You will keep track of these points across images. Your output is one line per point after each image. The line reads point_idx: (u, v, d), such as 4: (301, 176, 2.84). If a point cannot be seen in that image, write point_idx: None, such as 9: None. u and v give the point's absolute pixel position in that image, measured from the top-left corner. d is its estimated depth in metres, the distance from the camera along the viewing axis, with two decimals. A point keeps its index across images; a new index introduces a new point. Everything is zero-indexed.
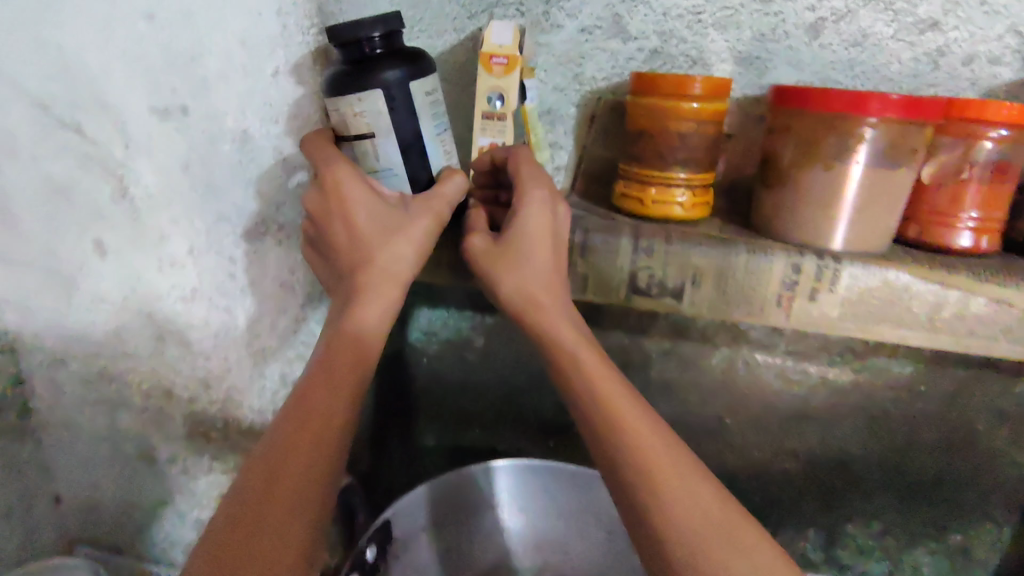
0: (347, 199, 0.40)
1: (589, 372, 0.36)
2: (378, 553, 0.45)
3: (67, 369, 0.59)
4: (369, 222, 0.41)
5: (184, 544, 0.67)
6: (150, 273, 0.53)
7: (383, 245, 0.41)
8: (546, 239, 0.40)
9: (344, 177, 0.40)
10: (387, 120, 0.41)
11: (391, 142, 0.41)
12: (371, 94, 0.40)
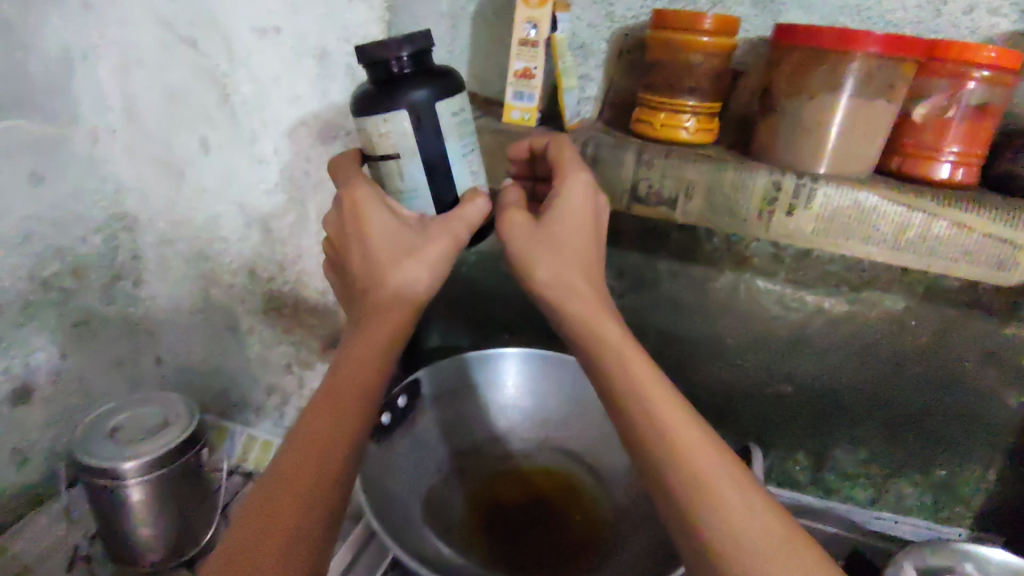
0: (366, 217, 0.45)
1: (638, 379, 0.38)
2: (409, 403, 0.56)
3: (174, 248, 0.72)
4: (390, 240, 0.44)
5: (255, 407, 0.80)
6: (242, 168, 0.65)
7: (401, 262, 0.44)
8: (585, 221, 0.44)
9: (365, 203, 0.45)
10: (413, 140, 0.44)
11: (415, 160, 0.44)
12: (394, 114, 0.43)
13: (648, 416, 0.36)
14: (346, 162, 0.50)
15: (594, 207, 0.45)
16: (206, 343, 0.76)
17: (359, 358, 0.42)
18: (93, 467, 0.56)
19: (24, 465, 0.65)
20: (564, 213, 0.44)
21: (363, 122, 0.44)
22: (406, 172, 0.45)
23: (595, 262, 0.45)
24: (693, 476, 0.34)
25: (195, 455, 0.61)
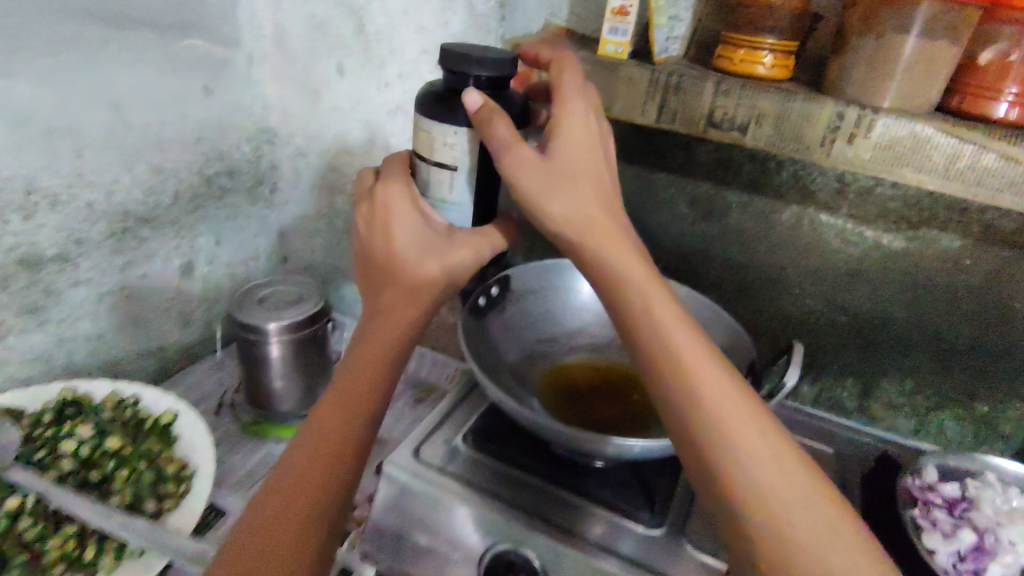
0: (392, 212, 0.49)
1: (686, 364, 0.38)
2: (501, 293, 0.67)
3: (306, 160, 0.84)
4: (412, 245, 0.49)
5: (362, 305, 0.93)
6: (370, 90, 0.76)
7: (417, 258, 0.49)
8: (587, 153, 0.45)
9: (392, 198, 0.49)
10: (472, 162, 0.49)
11: (467, 178, 0.50)
12: (463, 130, 0.48)
13: (673, 358, 0.39)
14: (396, 157, 0.54)
15: (596, 133, 0.46)
16: (326, 246, 0.90)
17: (383, 333, 0.50)
18: (246, 324, 0.69)
19: (186, 328, 0.81)
20: (568, 145, 0.44)
21: (425, 125, 0.49)
22: (455, 184, 0.50)
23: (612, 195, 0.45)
24: (710, 418, 0.37)
25: (322, 327, 0.73)
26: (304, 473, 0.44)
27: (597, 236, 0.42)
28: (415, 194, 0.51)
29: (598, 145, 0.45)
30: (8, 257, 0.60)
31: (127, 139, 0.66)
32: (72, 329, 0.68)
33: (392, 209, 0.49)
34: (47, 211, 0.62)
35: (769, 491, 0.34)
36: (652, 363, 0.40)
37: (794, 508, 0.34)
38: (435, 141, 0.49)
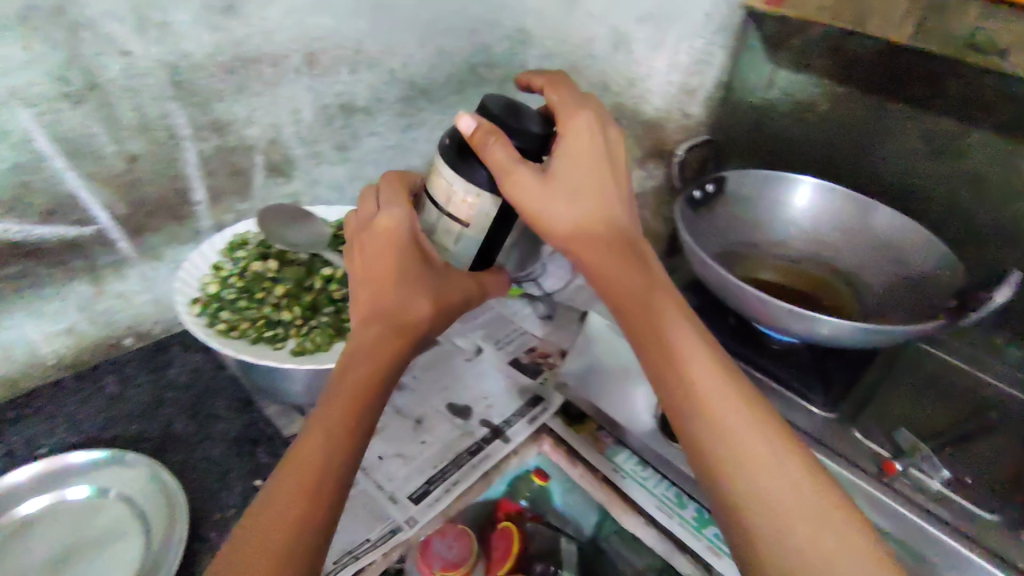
0: (388, 241, 0.53)
1: (706, 399, 0.41)
2: (714, 191, 0.73)
3: (550, 62, 0.95)
4: (398, 273, 0.52)
5: None
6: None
7: (407, 299, 0.52)
8: (586, 176, 0.49)
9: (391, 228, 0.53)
10: (485, 224, 0.52)
11: (476, 235, 0.53)
12: (484, 195, 0.50)
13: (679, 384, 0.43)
14: (387, 183, 0.57)
15: (601, 151, 0.49)
16: None
17: (370, 360, 0.49)
18: None
19: None
20: (573, 168, 0.48)
21: (443, 173, 0.51)
22: (462, 238, 0.53)
23: (617, 207, 0.50)
24: (719, 439, 0.40)
25: None
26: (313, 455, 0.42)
27: (601, 249, 0.48)
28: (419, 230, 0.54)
29: (604, 164, 0.49)
30: (335, 101, 0.78)
31: (425, 20, 0.81)
32: (359, 170, 0.86)
33: (389, 244, 0.53)
34: (364, 70, 0.78)
35: (794, 519, 0.37)
36: (654, 383, 0.44)
37: (813, 510, 0.37)
38: (455, 197, 0.51)
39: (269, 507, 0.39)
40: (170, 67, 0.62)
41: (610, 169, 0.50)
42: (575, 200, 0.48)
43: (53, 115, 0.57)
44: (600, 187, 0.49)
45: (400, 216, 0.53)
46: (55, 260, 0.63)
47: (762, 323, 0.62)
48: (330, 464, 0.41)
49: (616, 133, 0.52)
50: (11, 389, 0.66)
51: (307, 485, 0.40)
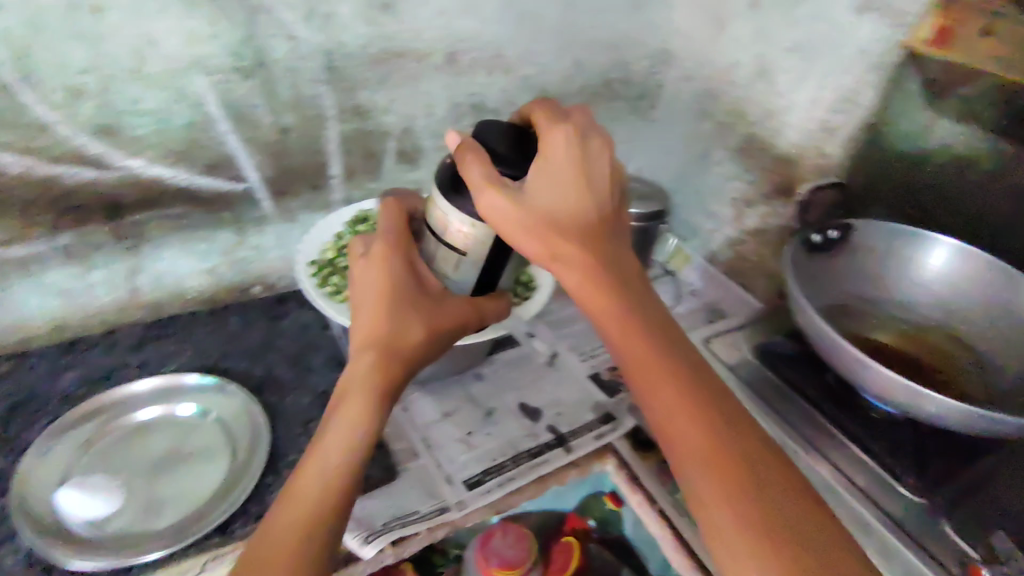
0: (385, 269, 0.54)
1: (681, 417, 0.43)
2: (839, 239, 0.68)
3: (690, 84, 0.95)
4: (393, 297, 0.53)
5: (692, 227, 1.04)
6: (775, 27, 0.81)
7: (402, 322, 0.52)
8: (564, 189, 0.48)
9: (390, 257, 0.54)
10: (482, 254, 0.53)
11: (475, 263, 0.54)
12: (481, 227, 0.51)
13: (653, 401, 0.44)
14: (386, 215, 0.58)
15: (578, 164, 0.49)
16: (681, 165, 1.01)
17: (364, 385, 0.50)
18: None
19: None
20: (554, 187, 0.48)
21: (439, 205, 0.52)
22: (461, 265, 0.55)
23: (595, 224, 0.50)
24: (691, 456, 0.41)
25: (654, 227, 0.86)
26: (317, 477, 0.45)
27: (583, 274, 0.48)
28: (415, 258, 0.55)
29: (580, 179, 0.49)
30: (469, 100, 0.82)
31: (568, 32, 0.85)
32: None
33: (386, 271, 0.54)
34: (500, 74, 0.83)
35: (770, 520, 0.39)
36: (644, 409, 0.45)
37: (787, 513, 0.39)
38: (454, 226, 0.52)
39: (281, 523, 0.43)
40: (327, 53, 0.69)
41: (586, 183, 0.50)
42: (552, 216, 0.48)
43: (226, 84, 0.66)
44: (577, 205, 0.49)
45: (393, 245, 0.55)
46: (208, 208, 0.72)
47: (865, 391, 0.57)
48: (333, 484, 0.45)
49: (600, 142, 0.51)
50: (158, 313, 0.77)
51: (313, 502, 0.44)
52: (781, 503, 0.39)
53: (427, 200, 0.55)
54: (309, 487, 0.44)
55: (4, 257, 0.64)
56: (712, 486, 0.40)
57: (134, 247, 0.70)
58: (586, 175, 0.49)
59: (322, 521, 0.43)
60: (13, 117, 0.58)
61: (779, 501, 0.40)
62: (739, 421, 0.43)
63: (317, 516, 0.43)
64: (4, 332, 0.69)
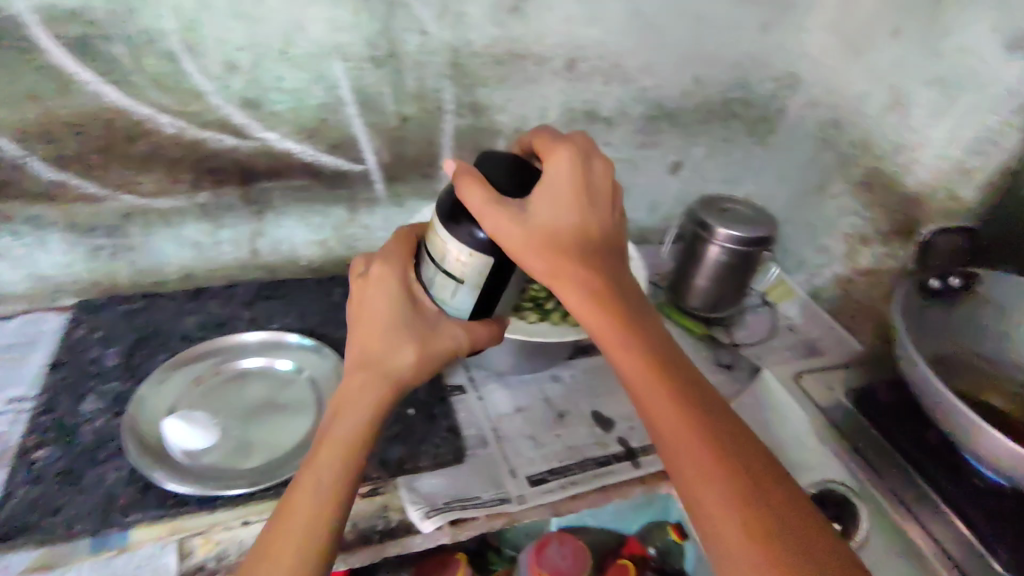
0: (379, 294, 0.56)
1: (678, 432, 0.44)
2: (959, 288, 0.63)
3: (814, 112, 0.91)
4: (391, 321, 0.55)
5: (798, 260, 0.99)
6: (915, 58, 0.76)
7: (393, 350, 0.55)
8: (564, 209, 0.50)
9: (385, 282, 0.56)
10: (479, 282, 0.52)
11: (472, 292, 0.52)
12: (476, 255, 0.50)
13: (654, 417, 0.46)
14: (395, 237, 0.59)
15: (580, 184, 0.51)
16: (794, 195, 0.97)
17: (351, 408, 0.52)
18: (707, 225, 0.84)
19: (652, 212, 1.00)
20: (557, 205, 0.50)
21: (439, 229, 0.51)
22: (458, 293, 0.53)
23: (596, 242, 0.52)
24: (693, 473, 0.42)
25: (756, 252, 0.83)
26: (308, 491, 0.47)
27: (586, 291, 0.50)
28: (411, 281, 0.56)
29: (581, 198, 0.50)
30: (582, 106, 0.84)
31: (690, 48, 0.84)
32: None
33: (380, 297, 0.56)
34: (616, 83, 0.83)
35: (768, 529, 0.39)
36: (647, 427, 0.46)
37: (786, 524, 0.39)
38: (450, 253, 0.51)
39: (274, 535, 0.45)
40: (453, 50, 0.73)
41: (587, 202, 0.51)
42: (555, 233, 0.49)
43: (359, 71, 0.71)
44: (580, 225, 0.51)
45: (397, 266, 0.56)
46: (328, 184, 0.78)
47: (969, 455, 0.54)
48: (326, 497, 0.47)
49: (601, 164, 0.53)
50: (271, 275, 0.84)
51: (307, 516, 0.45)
52: (780, 512, 0.40)
53: (429, 224, 0.54)
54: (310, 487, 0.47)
55: (152, 207, 0.72)
56: (716, 503, 0.41)
57: (259, 212, 0.77)
58: (584, 196, 0.51)
59: (321, 521, 0.46)
60: (176, 84, 0.65)
61: (781, 516, 0.40)
62: (737, 436, 0.44)
63: (318, 512, 0.46)
64: (143, 274, 0.77)
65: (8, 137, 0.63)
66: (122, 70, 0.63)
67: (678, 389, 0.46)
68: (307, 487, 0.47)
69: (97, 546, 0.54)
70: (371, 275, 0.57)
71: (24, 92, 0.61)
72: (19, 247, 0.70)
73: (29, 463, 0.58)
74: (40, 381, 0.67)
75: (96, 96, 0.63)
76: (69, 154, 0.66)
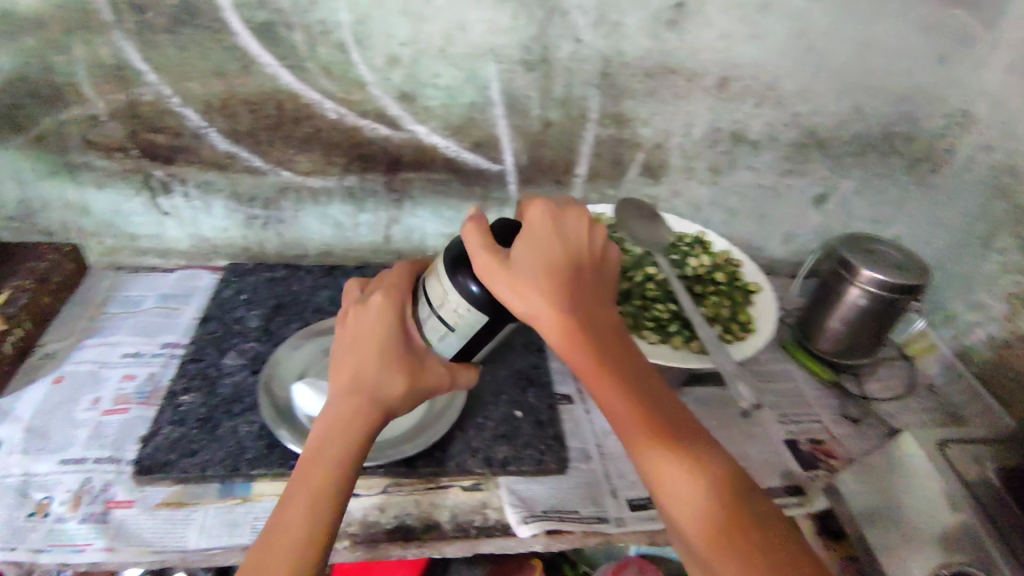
0: (375, 322, 0.56)
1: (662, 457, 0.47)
2: None
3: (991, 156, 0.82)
4: (384, 349, 0.55)
5: (947, 315, 0.90)
6: None
7: (382, 377, 0.54)
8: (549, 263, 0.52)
9: (383, 311, 0.56)
10: (471, 333, 0.53)
11: (459, 340, 0.54)
12: (473, 311, 0.51)
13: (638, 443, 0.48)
14: (395, 271, 0.60)
15: (557, 234, 0.53)
16: (952, 243, 0.89)
17: (336, 429, 0.51)
18: (850, 265, 0.79)
19: (784, 243, 0.95)
20: (540, 252, 0.52)
21: (440, 278, 0.52)
22: (446, 338, 0.54)
23: (580, 284, 0.53)
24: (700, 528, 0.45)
25: (904, 302, 0.77)
26: (296, 510, 0.47)
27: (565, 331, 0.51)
28: (405, 315, 0.56)
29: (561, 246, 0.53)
30: (729, 127, 0.80)
31: (855, 75, 0.78)
32: (724, 197, 0.87)
33: (375, 325, 0.56)
34: (769, 106, 0.79)
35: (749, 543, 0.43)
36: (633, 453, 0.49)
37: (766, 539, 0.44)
38: (450, 302, 0.52)
39: (268, 549, 0.46)
40: (605, 59, 0.72)
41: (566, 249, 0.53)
42: (543, 278, 0.51)
43: (510, 74, 0.72)
44: (563, 273, 0.52)
45: (397, 297, 0.57)
46: (465, 180, 0.80)
47: None
48: (317, 513, 0.47)
49: (577, 214, 0.56)
50: (399, 261, 0.87)
51: (296, 537, 0.46)
52: (764, 533, 0.44)
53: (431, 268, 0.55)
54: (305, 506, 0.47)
55: (304, 185, 0.77)
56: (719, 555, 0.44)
57: (398, 200, 0.80)
58: (565, 248, 0.53)
59: (310, 537, 0.46)
60: (342, 73, 0.69)
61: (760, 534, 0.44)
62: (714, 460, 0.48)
63: (309, 526, 0.47)
64: (288, 245, 0.83)
65: (194, 108, 0.70)
66: (297, 56, 0.67)
67: (678, 437, 0.48)
68: (302, 503, 0.47)
69: (225, 492, 0.58)
70: (369, 302, 0.57)
71: (213, 69, 0.67)
72: (189, 209, 0.78)
73: (175, 405, 0.64)
74: (191, 332, 0.74)
75: (272, 78, 0.68)
76: (242, 129, 0.72)
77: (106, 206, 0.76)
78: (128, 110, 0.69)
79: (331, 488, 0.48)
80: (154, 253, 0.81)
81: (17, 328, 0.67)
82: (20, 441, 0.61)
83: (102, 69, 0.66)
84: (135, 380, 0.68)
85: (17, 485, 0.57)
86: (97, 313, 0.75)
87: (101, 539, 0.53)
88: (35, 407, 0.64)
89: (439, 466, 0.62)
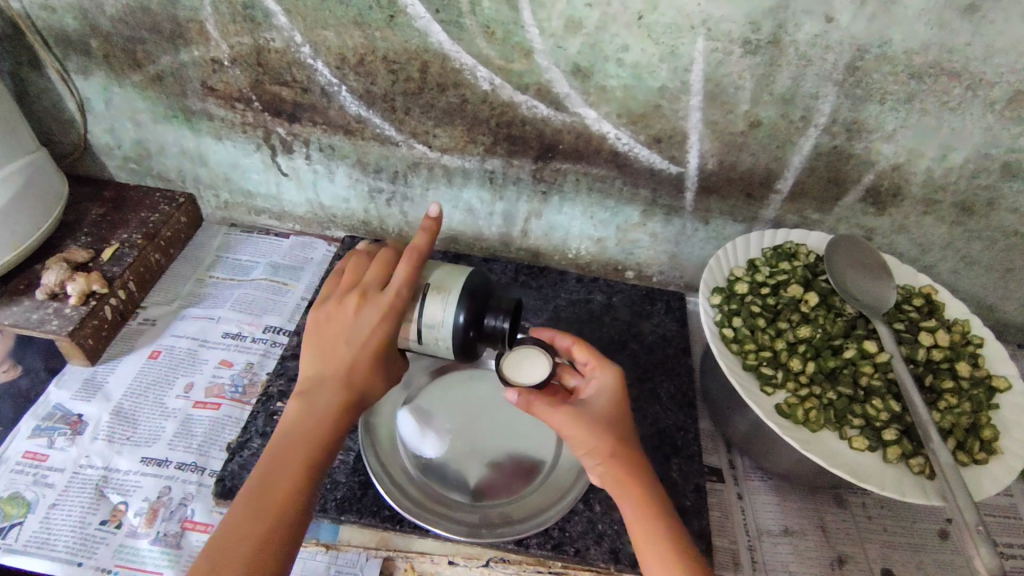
0: (379, 315, 0.46)
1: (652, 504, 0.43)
2: None
3: None
4: (379, 347, 0.46)
5: None
6: None
7: (373, 371, 0.46)
8: (611, 398, 0.46)
9: (387, 310, 0.46)
10: (428, 351, 0.50)
11: (415, 349, 0.49)
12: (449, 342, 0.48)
13: (623, 486, 0.43)
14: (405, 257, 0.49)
15: (617, 390, 0.47)
16: None
17: (318, 408, 0.44)
18: None
19: None
20: (606, 408, 0.46)
21: (449, 297, 0.48)
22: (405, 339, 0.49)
23: (617, 414, 0.46)
24: None
25: None
26: (273, 502, 0.41)
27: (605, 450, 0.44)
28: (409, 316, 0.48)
29: (618, 405, 0.46)
30: (1005, 155, 0.57)
31: None
32: (964, 242, 0.65)
33: (377, 321, 0.46)
34: None
35: None
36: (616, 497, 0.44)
37: None
38: (436, 328, 0.48)
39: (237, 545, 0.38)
40: (857, 50, 0.52)
41: (616, 398, 0.47)
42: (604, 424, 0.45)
43: (723, 55, 0.54)
44: (618, 422, 0.45)
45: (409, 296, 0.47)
46: (631, 180, 0.64)
47: None
48: (294, 503, 0.41)
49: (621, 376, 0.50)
50: (535, 258, 0.74)
51: (276, 536, 0.40)
52: None
53: (439, 273, 0.49)
54: (282, 500, 0.41)
55: (439, 163, 0.65)
56: None
57: (544, 192, 0.66)
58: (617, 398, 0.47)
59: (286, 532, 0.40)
60: (506, 36, 0.54)
61: None
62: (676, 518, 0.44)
63: (284, 519, 0.40)
64: (413, 225, 0.72)
65: (327, 62, 0.58)
66: (454, 9, 0.53)
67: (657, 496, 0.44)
68: (276, 496, 0.41)
69: (309, 535, 0.51)
70: (377, 295, 0.47)
71: (352, 16, 0.55)
72: (309, 172, 0.68)
73: (268, 410, 0.55)
74: (297, 316, 0.66)
75: (421, 33, 0.55)
76: (378, 91, 0.60)
77: (224, 158, 0.68)
78: (253, 55, 0.58)
79: (309, 477, 0.42)
80: (270, 214, 0.73)
81: (119, 291, 0.61)
82: (108, 424, 0.55)
83: (229, 6, 0.55)
84: (232, 368, 0.61)
85: (97, 480, 0.52)
86: (204, 276, 0.69)
87: (171, 569, 0.48)
88: (128, 384, 0.58)
89: (555, 551, 0.50)
